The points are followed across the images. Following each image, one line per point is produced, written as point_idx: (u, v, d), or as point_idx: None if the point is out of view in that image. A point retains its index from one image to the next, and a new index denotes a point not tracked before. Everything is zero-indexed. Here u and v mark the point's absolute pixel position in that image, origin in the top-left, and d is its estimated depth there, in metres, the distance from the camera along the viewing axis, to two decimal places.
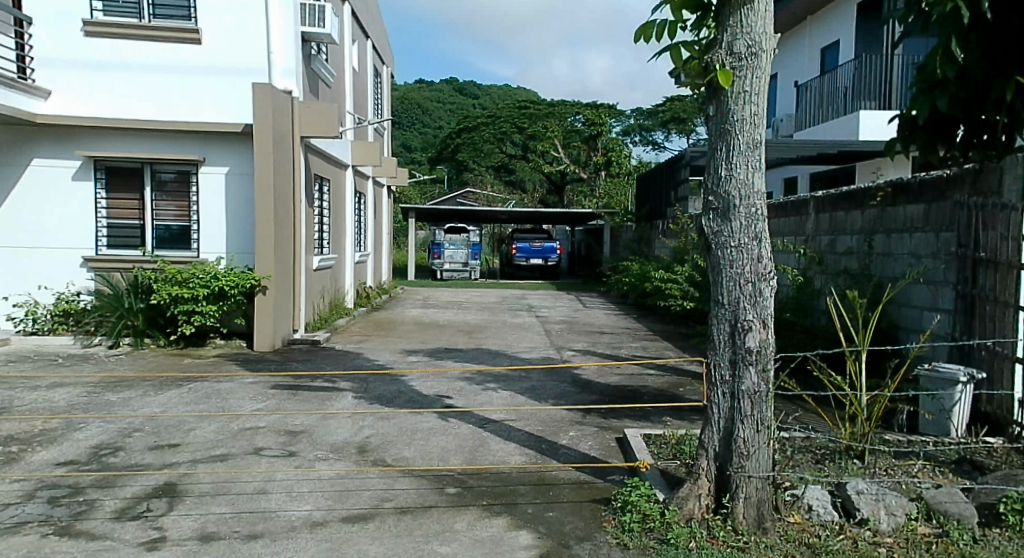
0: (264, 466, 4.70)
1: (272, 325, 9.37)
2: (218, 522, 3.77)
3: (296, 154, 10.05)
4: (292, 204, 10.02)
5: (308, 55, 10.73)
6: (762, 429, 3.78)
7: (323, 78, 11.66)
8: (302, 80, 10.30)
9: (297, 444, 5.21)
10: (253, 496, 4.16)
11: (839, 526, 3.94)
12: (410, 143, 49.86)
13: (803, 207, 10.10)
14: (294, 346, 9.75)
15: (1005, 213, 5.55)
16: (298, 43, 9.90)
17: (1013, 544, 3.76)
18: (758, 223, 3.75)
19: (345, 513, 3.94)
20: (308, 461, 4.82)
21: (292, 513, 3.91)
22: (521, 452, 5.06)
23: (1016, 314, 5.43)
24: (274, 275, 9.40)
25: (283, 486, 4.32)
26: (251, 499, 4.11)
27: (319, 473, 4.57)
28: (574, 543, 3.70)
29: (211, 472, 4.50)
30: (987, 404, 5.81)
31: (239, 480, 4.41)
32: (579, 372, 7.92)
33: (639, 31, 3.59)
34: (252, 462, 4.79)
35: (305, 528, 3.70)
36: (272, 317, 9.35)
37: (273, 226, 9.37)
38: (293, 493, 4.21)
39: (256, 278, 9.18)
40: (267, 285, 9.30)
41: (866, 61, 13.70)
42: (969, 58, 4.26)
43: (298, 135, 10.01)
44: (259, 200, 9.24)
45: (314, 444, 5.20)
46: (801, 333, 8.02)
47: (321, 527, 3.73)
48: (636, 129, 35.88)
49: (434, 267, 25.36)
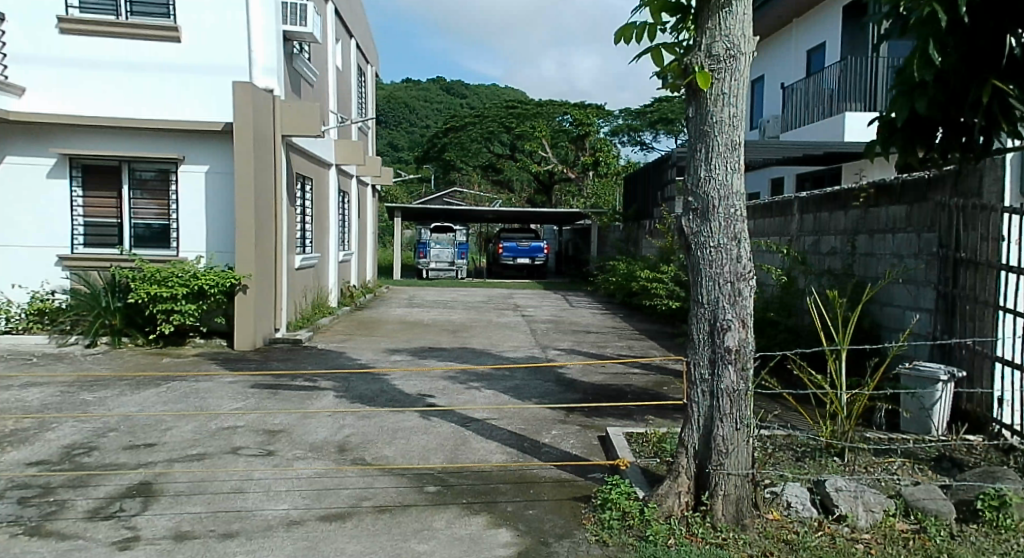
0: (242, 465, 4.69)
1: (253, 324, 9.33)
2: (192, 521, 3.75)
3: (278, 153, 10.02)
4: (274, 203, 9.98)
5: (292, 54, 10.70)
6: (741, 427, 3.81)
7: (305, 77, 11.61)
8: (283, 79, 10.27)
9: (275, 443, 5.19)
10: (229, 495, 4.14)
11: (817, 523, 3.98)
12: (397, 142, 49.74)
13: (787, 208, 10.15)
14: (276, 346, 9.70)
15: (985, 214, 5.61)
16: (279, 42, 9.87)
17: (989, 540, 3.81)
18: (737, 223, 3.78)
19: (323, 513, 3.93)
20: (286, 460, 4.81)
21: (268, 512, 3.90)
22: (503, 451, 5.06)
23: (995, 314, 5.50)
24: (255, 274, 9.36)
25: (260, 485, 4.31)
26: (228, 498, 4.10)
27: (297, 472, 4.56)
28: (553, 540, 3.71)
29: (187, 471, 4.48)
30: (967, 402, 5.88)
31: (215, 480, 4.39)
32: (563, 371, 7.94)
33: (619, 34, 3.62)
34: (229, 461, 4.77)
35: (282, 527, 3.70)
36: (253, 316, 9.32)
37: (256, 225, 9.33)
38: (270, 492, 4.20)
39: (236, 278, 9.14)
40: (247, 284, 9.25)
41: (852, 64, 13.79)
42: (945, 62, 4.30)
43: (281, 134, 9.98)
44: (240, 197, 9.19)
45: (293, 443, 5.18)
46: (784, 332, 8.09)
47: (298, 526, 3.72)
48: (624, 130, 36.24)
49: (420, 266, 25.30)
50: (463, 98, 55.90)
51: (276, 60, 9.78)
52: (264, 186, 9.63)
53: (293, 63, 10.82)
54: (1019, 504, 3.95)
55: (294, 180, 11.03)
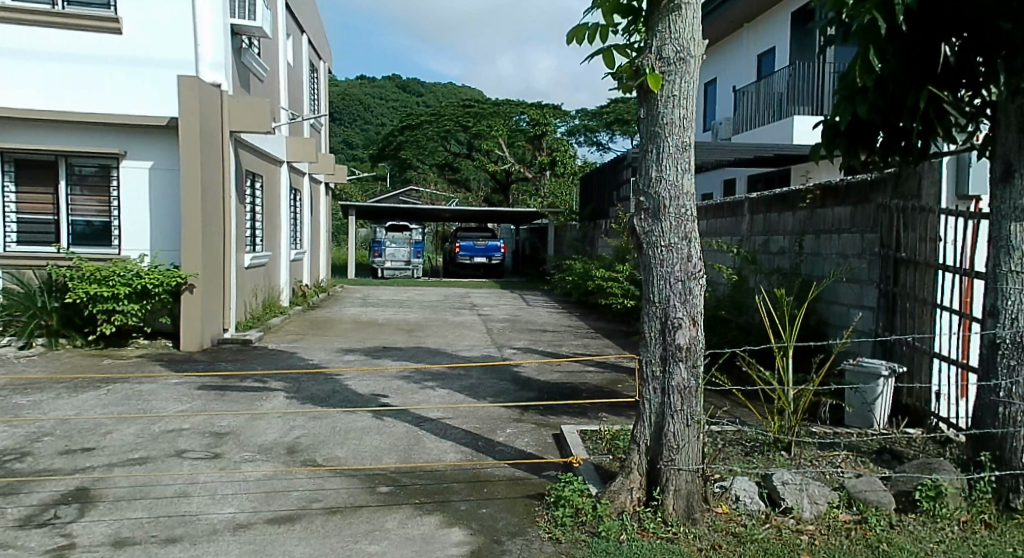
0: (186, 468, 4.59)
1: (200, 324, 9.14)
2: (132, 527, 3.66)
3: (226, 149, 9.84)
4: (222, 200, 9.78)
5: (240, 48, 10.51)
6: (692, 423, 3.88)
7: (255, 72, 11.41)
8: (231, 74, 10.07)
9: (222, 446, 5.09)
10: (173, 499, 4.05)
11: (764, 516, 4.08)
12: (351, 140, 49.20)
13: (739, 208, 10.36)
14: (224, 346, 9.52)
15: (924, 216, 5.83)
16: (226, 36, 9.68)
17: (926, 530, 3.95)
18: (688, 223, 3.84)
19: (271, 515, 3.88)
20: (233, 463, 4.72)
21: (214, 516, 3.82)
22: (457, 450, 5.06)
23: (934, 312, 5.72)
24: (202, 273, 9.15)
25: (206, 489, 4.23)
26: (171, 503, 4.00)
27: (245, 475, 4.49)
28: (506, 538, 3.72)
29: (127, 476, 4.37)
30: (908, 397, 6.11)
31: (158, 484, 4.29)
32: (518, 370, 7.97)
33: (571, 34, 3.65)
34: (173, 464, 4.66)
35: (228, 531, 3.63)
36: (200, 316, 9.13)
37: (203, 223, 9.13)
38: (216, 496, 4.12)
39: (182, 277, 8.94)
40: (194, 283, 9.05)
41: (799, 69, 14.18)
42: (886, 68, 4.45)
43: (228, 130, 9.79)
44: (186, 193, 8.98)
45: (241, 445, 5.09)
46: (735, 330, 8.27)
47: (245, 530, 3.66)
48: (580, 130, 36.53)
49: (375, 265, 25.08)
50: (420, 96, 55.58)
51: (223, 55, 9.59)
52: (211, 182, 9.44)
53: (242, 57, 10.62)
54: (955, 494, 4.11)
55: (243, 177, 10.83)
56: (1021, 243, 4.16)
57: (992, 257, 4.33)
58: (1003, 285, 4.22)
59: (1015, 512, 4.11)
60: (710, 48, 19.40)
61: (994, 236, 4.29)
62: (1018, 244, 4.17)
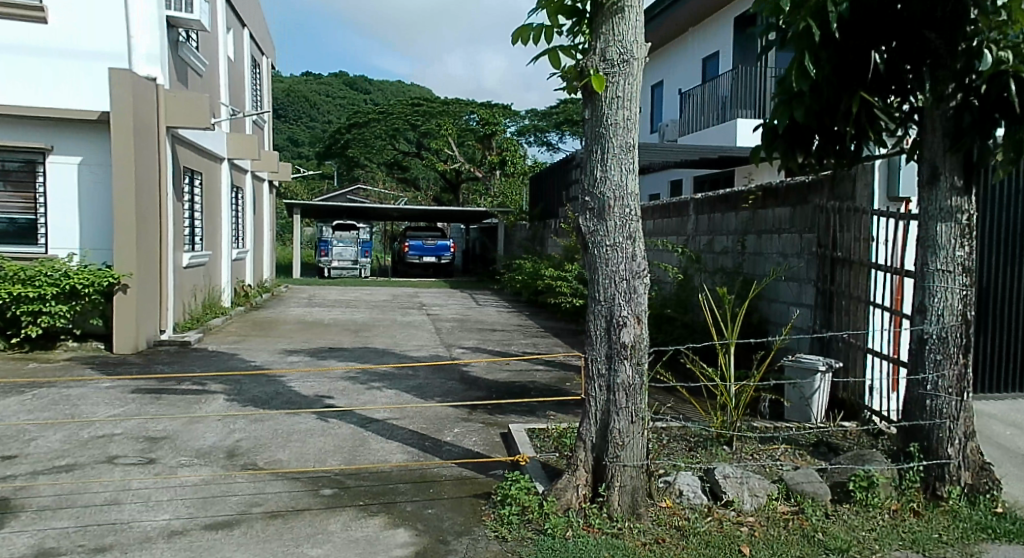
0: (117, 475, 4.45)
1: (134, 325, 8.85)
2: (59, 537, 3.53)
3: (163, 146, 9.57)
4: (158, 197, 9.49)
5: (177, 42, 10.22)
6: (636, 419, 3.93)
7: (193, 66, 11.11)
8: (168, 67, 9.77)
9: (157, 451, 4.95)
10: (103, 507, 3.92)
11: (707, 509, 4.17)
12: (297, 137, 48.40)
13: (684, 208, 10.55)
14: (161, 348, 9.25)
15: (859, 217, 6.05)
16: (162, 28, 9.37)
17: (859, 519, 4.10)
18: (632, 223, 3.90)
19: (208, 521, 3.78)
20: (169, 468, 4.60)
21: (147, 523, 3.72)
22: (403, 451, 5.03)
23: (868, 309, 5.94)
24: (136, 272, 8.86)
25: (138, 495, 4.10)
26: (101, 510, 3.87)
27: (181, 480, 4.37)
28: (451, 538, 3.71)
29: (54, 484, 4.21)
30: (843, 391, 6.33)
31: (87, 492, 4.15)
32: (467, 369, 7.96)
33: (516, 34, 3.66)
34: (104, 471, 4.51)
35: (161, 538, 3.54)
36: (134, 317, 8.84)
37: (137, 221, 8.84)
38: (149, 502, 4.00)
39: (115, 276, 8.64)
40: (128, 283, 8.76)
41: (742, 73, 14.54)
42: (821, 74, 4.60)
43: (164, 125, 9.50)
44: (119, 190, 8.68)
45: (177, 450, 4.96)
46: (681, 328, 8.42)
47: (179, 537, 3.57)
48: (530, 130, 36.70)
49: (321, 265, 24.72)
50: (368, 94, 54.98)
51: (159, 47, 9.29)
52: (146, 179, 9.15)
53: (179, 51, 10.33)
54: (885, 484, 4.28)
55: (181, 174, 10.53)
56: (945, 243, 4.36)
57: (919, 256, 4.52)
58: (929, 283, 4.41)
59: (941, 499, 4.30)
60: (657, 50, 19.68)
61: (922, 236, 4.47)
62: (943, 244, 4.36)
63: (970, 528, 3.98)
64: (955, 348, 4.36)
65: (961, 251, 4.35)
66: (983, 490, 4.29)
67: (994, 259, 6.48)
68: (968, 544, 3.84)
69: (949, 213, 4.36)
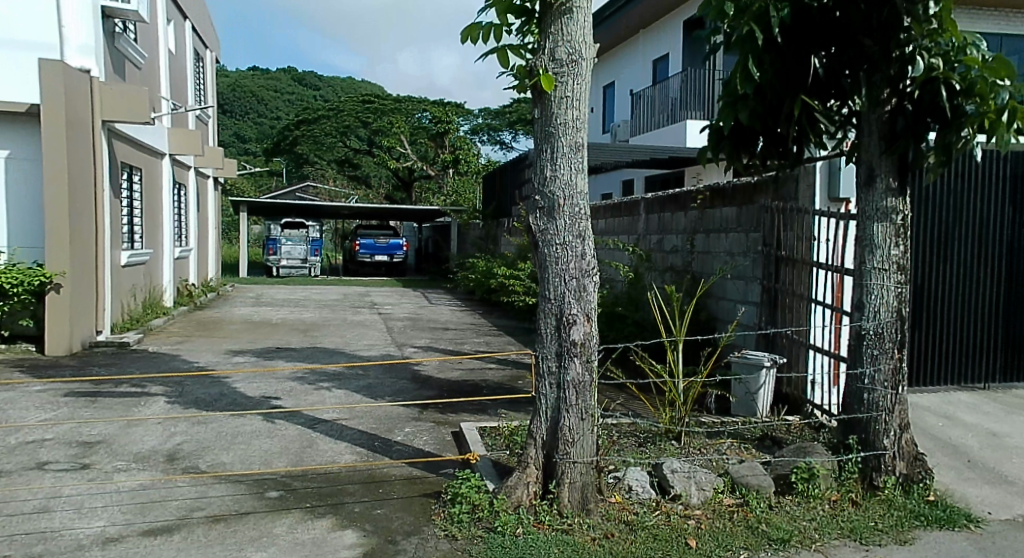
0: (48, 481, 4.28)
1: (67, 326, 8.56)
2: None
3: (97, 140, 9.24)
4: (93, 194, 9.18)
5: (114, 33, 9.89)
6: (586, 416, 3.96)
7: (131, 58, 10.78)
8: (103, 60, 9.45)
9: (91, 456, 4.79)
10: (32, 515, 3.77)
11: (654, 503, 4.23)
12: (244, 133, 47.42)
13: (635, 208, 10.68)
14: (96, 350, 8.95)
15: (802, 217, 6.23)
16: (96, 19, 9.04)
17: (801, 510, 4.22)
18: (582, 222, 3.93)
19: (145, 527, 3.68)
20: (104, 473, 4.45)
21: (80, 531, 3.60)
22: (352, 452, 4.97)
23: (811, 306, 6.12)
24: (69, 271, 8.55)
25: (71, 503, 3.96)
26: (30, 519, 3.73)
27: (117, 485, 4.24)
28: (400, 538, 3.69)
29: None
30: (787, 386, 6.50)
31: (15, 500, 3.99)
32: (418, 369, 7.91)
33: (466, 33, 3.65)
34: (33, 478, 4.35)
35: (95, 547, 3.43)
36: (67, 318, 8.54)
37: (70, 218, 8.53)
38: (83, 509, 3.87)
39: (46, 275, 8.32)
40: (59, 283, 8.45)
41: (691, 75, 14.79)
42: (764, 77, 4.71)
43: (99, 119, 9.18)
44: (50, 185, 8.37)
45: (113, 455, 4.81)
46: (632, 325, 8.51)
47: (115, 544, 3.46)
48: (484, 129, 36.73)
49: (269, 263, 24.26)
50: (319, 90, 54.16)
51: (94, 38, 8.96)
52: (80, 174, 8.85)
53: (116, 42, 10.00)
54: (825, 475, 4.41)
55: (118, 169, 10.20)
56: (881, 242, 4.51)
57: (858, 255, 4.67)
58: (867, 281, 4.57)
59: (878, 489, 4.45)
60: (608, 52, 19.89)
61: (860, 235, 4.62)
62: (880, 243, 4.51)
63: (903, 517, 4.15)
64: (891, 344, 4.52)
65: (896, 250, 4.51)
66: (916, 479, 4.46)
67: (930, 257, 6.73)
68: (901, 532, 4.01)
69: (885, 213, 4.51)
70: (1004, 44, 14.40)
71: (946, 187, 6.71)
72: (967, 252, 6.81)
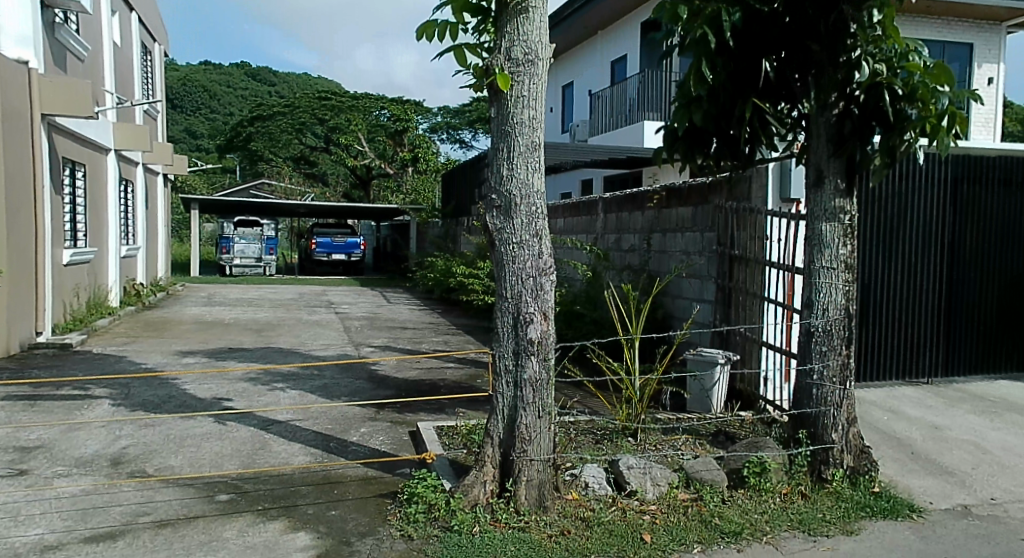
0: None
1: (5, 327, 8.26)
2: None
3: (36, 134, 8.92)
4: (32, 189, 8.86)
5: (53, 23, 9.56)
6: (543, 415, 3.97)
7: (72, 50, 10.45)
8: (42, 50, 9.14)
9: (30, 461, 4.62)
10: None
11: (611, 499, 4.26)
12: (196, 129, 46.40)
13: (593, 207, 10.76)
14: (37, 352, 8.66)
15: (756, 217, 6.35)
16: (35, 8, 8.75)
17: (752, 504, 4.30)
18: (538, 221, 3.93)
19: (87, 534, 3.57)
20: (43, 479, 4.31)
21: (17, 539, 3.47)
22: (306, 453, 4.90)
23: (763, 304, 6.25)
24: (7, 270, 8.25)
25: (7, 510, 3.82)
26: None
27: (58, 491, 4.10)
28: (355, 539, 3.65)
29: None
30: (741, 382, 6.63)
31: None
32: (375, 368, 7.84)
33: (420, 30, 3.63)
34: None
35: (33, 555, 3.31)
36: (5, 318, 8.24)
37: (8, 215, 8.23)
38: (21, 517, 3.74)
39: None
40: None
41: (649, 76, 14.96)
42: (717, 80, 4.78)
43: (38, 111, 8.87)
44: None
45: (54, 460, 4.65)
46: (590, 324, 8.57)
47: (55, 552, 3.35)
48: (443, 127, 36.65)
49: (222, 262, 23.78)
50: (273, 86, 53.30)
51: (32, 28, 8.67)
52: (18, 169, 8.54)
53: (56, 33, 9.67)
54: (776, 469, 4.51)
55: (59, 164, 9.87)
56: (830, 242, 4.63)
57: (808, 254, 4.78)
58: (816, 280, 4.68)
59: (827, 482, 4.56)
60: (567, 52, 19.99)
61: (810, 235, 4.73)
62: (829, 242, 4.63)
63: (850, 508, 4.27)
64: (839, 340, 4.64)
65: (844, 249, 4.63)
66: (863, 471, 4.58)
67: (877, 257, 6.94)
68: (848, 523, 4.12)
69: (834, 213, 4.63)
70: (945, 51, 14.95)
71: (891, 188, 6.93)
72: (910, 251, 7.04)
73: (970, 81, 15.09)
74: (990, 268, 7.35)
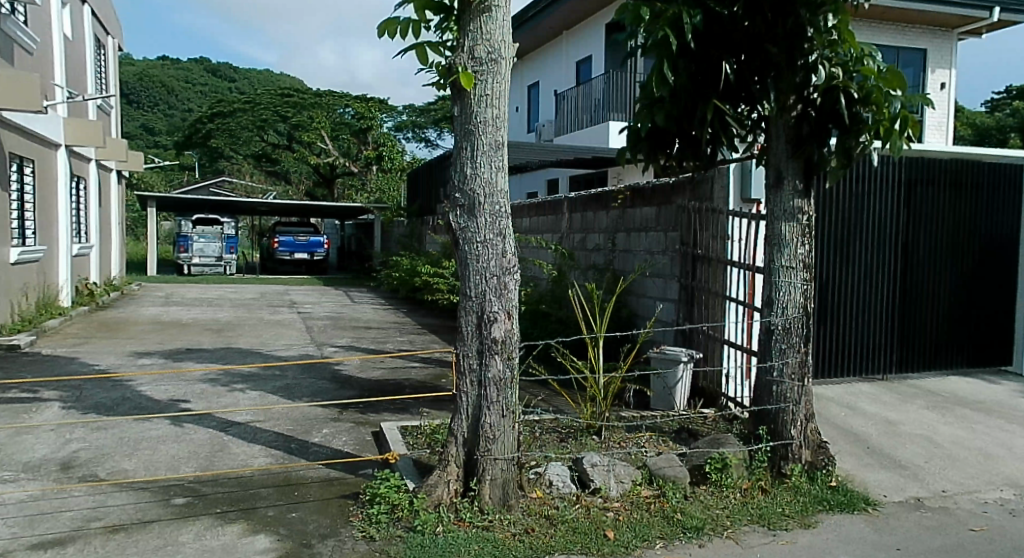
0: None
1: None
2: None
3: None
4: None
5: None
6: (507, 414, 3.96)
7: (20, 42, 10.12)
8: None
9: None
10: None
11: (575, 497, 4.28)
12: (153, 125, 45.42)
13: (559, 207, 10.79)
14: None
15: (718, 217, 6.44)
16: None
17: (715, 500, 4.36)
18: (502, 220, 3.93)
19: (36, 540, 3.47)
20: None
21: None
22: (266, 454, 4.82)
23: (725, 303, 6.34)
24: None
25: None
26: None
27: (6, 497, 3.98)
28: (316, 541, 3.61)
29: None
30: (703, 380, 6.71)
31: None
32: (338, 368, 7.75)
33: (382, 28, 3.59)
34: None
35: None
36: None
37: None
38: None
39: None
40: None
41: (614, 77, 15.04)
42: (679, 81, 4.83)
43: None
44: None
45: (1, 465, 4.51)
46: (555, 323, 8.58)
47: None
48: (409, 126, 36.49)
49: (181, 261, 23.31)
50: (234, 82, 52.38)
51: None
52: None
53: (2, 25, 9.36)
54: (737, 464, 4.57)
55: (6, 160, 9.56)
56: (789, 241, 4.71)
57: (767, 254, 4.85)
58: (776, 278, 4.75)
59: (786, 477, 4.64)
60: (533, 52, 20.02)
61: (770, 234, 4.81)
62: (788, 241, 4.71)
63: (808, 502, 4.36)
64: (797, 338, 4.72)
65: (802, 249, 4.71)
66: (821, 466, 4.67)
67: (833, 256, 7.09)
68: (806, 517, 4.21)
69: (792, 214, 4.71)
70: (900, 56, 15.34)
71: (846, 189, 7.09)
72: (866, 250, 7.21)
73: (924, 86, 15.51)
74: (942, 267, 7.56)
